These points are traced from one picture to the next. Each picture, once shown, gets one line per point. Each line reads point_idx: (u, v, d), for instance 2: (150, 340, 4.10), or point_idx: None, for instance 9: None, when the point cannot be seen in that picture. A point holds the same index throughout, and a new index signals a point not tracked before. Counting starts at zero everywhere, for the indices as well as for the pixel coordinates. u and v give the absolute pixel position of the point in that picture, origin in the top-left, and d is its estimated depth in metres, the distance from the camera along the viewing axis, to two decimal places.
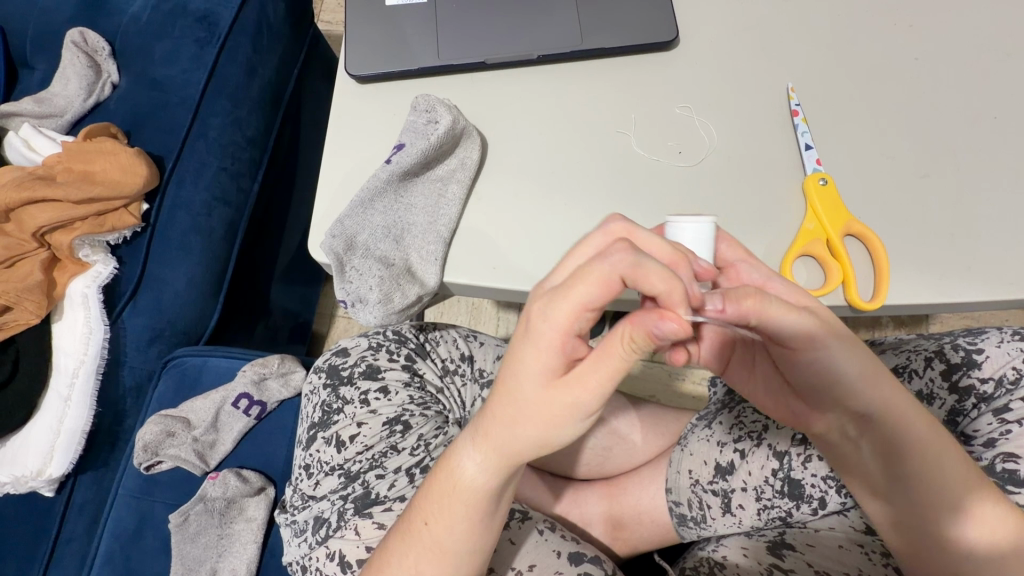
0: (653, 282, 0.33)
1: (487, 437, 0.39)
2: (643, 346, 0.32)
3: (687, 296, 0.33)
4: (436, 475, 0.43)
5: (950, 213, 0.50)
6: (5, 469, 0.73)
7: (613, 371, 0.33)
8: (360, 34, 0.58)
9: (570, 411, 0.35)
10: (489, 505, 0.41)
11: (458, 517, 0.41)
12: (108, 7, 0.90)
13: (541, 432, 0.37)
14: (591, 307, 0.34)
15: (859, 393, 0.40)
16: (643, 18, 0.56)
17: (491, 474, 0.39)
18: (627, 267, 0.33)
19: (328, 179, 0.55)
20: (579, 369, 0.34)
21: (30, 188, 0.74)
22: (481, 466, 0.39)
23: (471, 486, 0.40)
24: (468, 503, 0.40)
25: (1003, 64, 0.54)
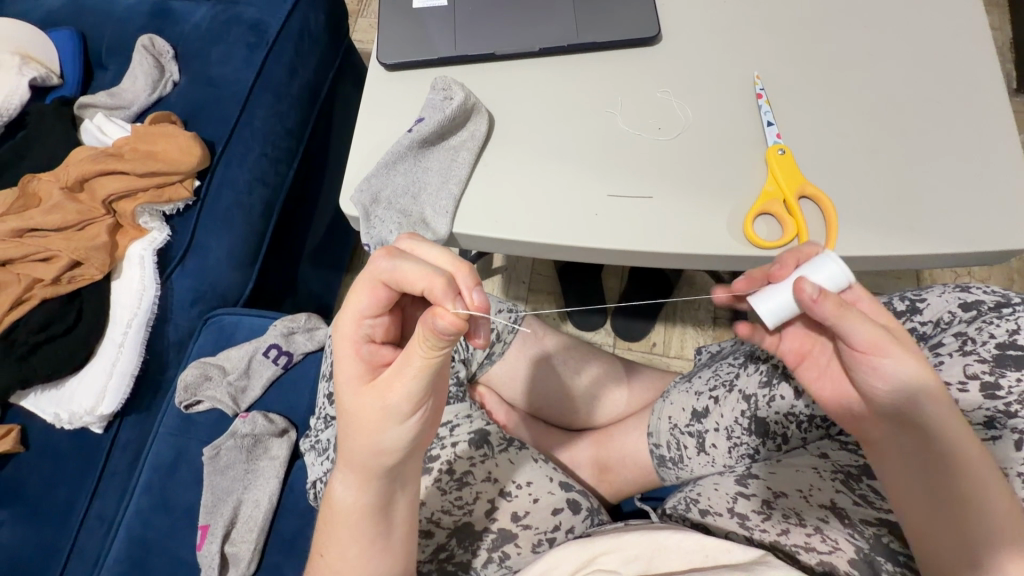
0: (411, 280, 0.40)
1: (351, 469, 0.44)
2: (424, 339, 0.38)
3: (448, 289, 0.39)
4: (329, 516, 0.47)
5: (891, 182, 0.58)
6: (62, 406, 0.82)
7: (411, 370, 0.39)
8: (390, 30, 0.68)
9: (387, 419, 0.41)
10: (378, 525, 0.46)
11: (349, 543, 0.46)
12: (174, 17, 1.04)
13: (383, 446, 0.42)
14: (371, 314, 0.43)
15: (918, 406, 0.44)
16: (629, 18, 0.66)
17: (358, 495, 0.45)
18: (387, 275, 0.41)
19: (360, 148, 0.65)
20: (385, 376, 0.40)
21: (103, 162, 0.86)
22: (347, 488, 0.45)
23: (347, 509, 0.46)
24: (353, 523, 0.46)
25: (938, 62, 0.63)
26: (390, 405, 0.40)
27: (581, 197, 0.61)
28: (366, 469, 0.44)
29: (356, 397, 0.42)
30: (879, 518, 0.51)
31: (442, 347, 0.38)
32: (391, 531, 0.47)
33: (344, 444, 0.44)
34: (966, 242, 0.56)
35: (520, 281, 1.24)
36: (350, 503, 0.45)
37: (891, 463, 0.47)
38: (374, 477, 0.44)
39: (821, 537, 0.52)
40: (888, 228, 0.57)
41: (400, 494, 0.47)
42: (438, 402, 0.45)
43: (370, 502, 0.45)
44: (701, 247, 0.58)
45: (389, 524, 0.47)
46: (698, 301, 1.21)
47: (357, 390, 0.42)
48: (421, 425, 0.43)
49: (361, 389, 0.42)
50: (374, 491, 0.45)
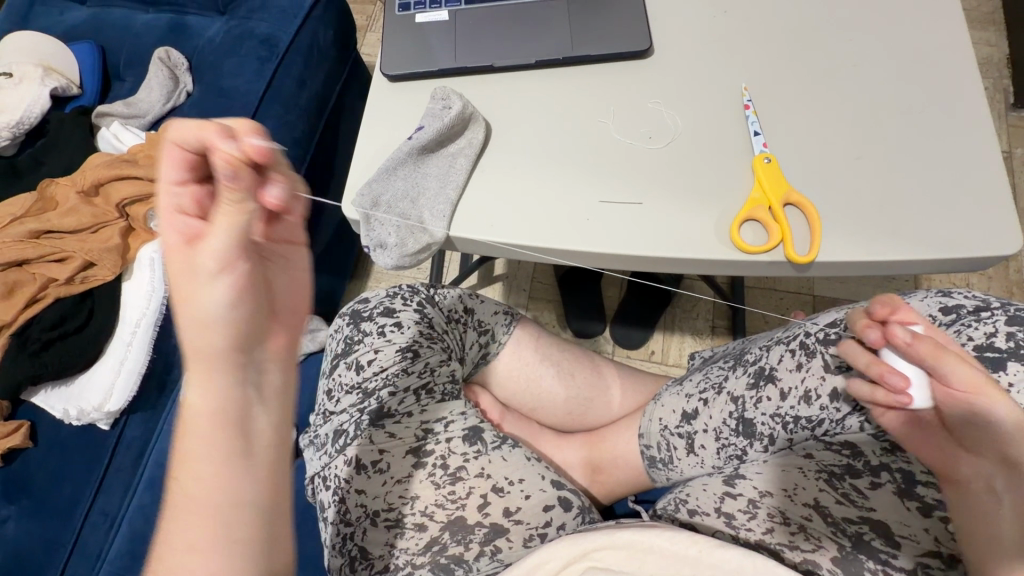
0: (190, 133, 0.37)
1: (198, 367, 0.38)
2: (226, 200, 0.37)
3: (249, 129, 0.39)
4: (178, 446, 0.39)
5: (876, 188, 0.60)
6: (71, 403, 0.85)
7: (235, 215, 0.37)
8: (394, 43, 0.72)
9: (227, 280, 0.37)
10: (235, 442, 0.39)
11: (206, 468, 0.38)
12: (190, 32, 1.08)
13: (223, 321, 0.38)
14: (177, 182, 0.39)
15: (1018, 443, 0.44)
16: (622, 33, 0.69)
17: (211, 396, 0.38)
18: (177, 134, 0.38)
19: (362, 155, 0.68)
20: (213, 229, 0.37)
21: (118, 167, 0.90)
22: (200, 391, 0.38)
23: (194, 414, 0.39)
24: (211, 423, 0.38)
25: (921, 76, 0.65)
26: (219, 275, 0.38)
27: (574, 202, 0.63)
28: (203, 360, 0.38)
29: (188, 261, 0.37)
30: (860, 516, 0.53)
31: (245, 200, 0.37)
32: (255, 449, 0.40)
33: (188, 337, 0.38)
34: (948, 248, 0.57)
35: (521, 288, 1.25)
36: (207, 410, 0.38)
37: (976, 498, 0.46)
38: (226, 366, 0.38)
39: (804, 535, 0.54)
40: (871, 234, 0.59)
41: (260, 406, 0.40)
42: (293, 304, 0.43)
43: (230, 402, 0.39)
44: (689, 251, 0.60)
45: (252, 445, 0.40)
46: (696, 310, 1.21)
47: (182, 257, 0.38)
48: (244, 289, 0.38)
49: (189, 253, 0.38)
50: (232, 385, 0.39)
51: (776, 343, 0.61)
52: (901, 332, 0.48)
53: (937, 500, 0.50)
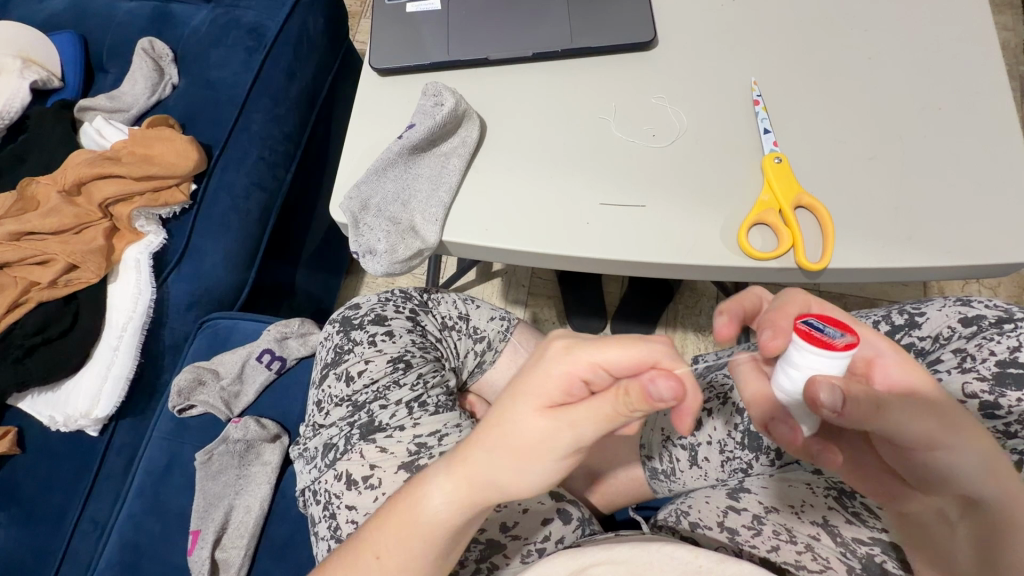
0: (554, 380, 0.40)
1: (460, 477, 0.43)
2: (637, 409, 0.37)
3: None
4: (395, 512, 0.46)
5: (896, 191, 0.57)
6: (60, 409, 0.83)
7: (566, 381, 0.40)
8: (384, 35, 0.68)
9: (540, 432, 0.40)
10: (439, 550, 0.46)
11: (417, 554, 0.45)
12: (174, 21, 1.04)
13: (527, 473, 0.41)
14: (620, 366, 0.39)
15: (955, 467, 0.39)
16: (625, 23, 0.65)
17: (455, 509, 0.44)
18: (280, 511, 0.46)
19: (350, 154, 0.65)
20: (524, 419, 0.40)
21: (100, 166, 0.87)
22: (446, 500, 0.44)
23: (429, 529, 0.44)
24: (405, 546, 0.45)
25: (940, 68, 0.61)
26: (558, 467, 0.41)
27: (573, 205, 0.60)
28: (524, 457, 0.41)
29: (511, 456, 0.41)
30: (872, 537, 0.51)
31: (641, 411, 0.37)
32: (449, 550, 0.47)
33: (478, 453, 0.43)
34: (971, 254, 0.54)
35: (520, 285, 1.22)
36: (438, 509, 0.44)
37: (932, 531, 0.43)
38: (470, 488, 0.43)
39: (812, 554, 0.51)
40: (894, 241, 0.55)
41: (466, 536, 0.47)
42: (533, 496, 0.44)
43: (459, 512, 0.44)
44: (696, 258, 0.57)
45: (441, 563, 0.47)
46: (699, 306, 1.18)
47: (528, 452, 0.41)
48: (466, 501, 0.44)
49: (527, 428, 0.40)
50: (464, 500, 0.44)
51: None
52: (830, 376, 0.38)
53: None
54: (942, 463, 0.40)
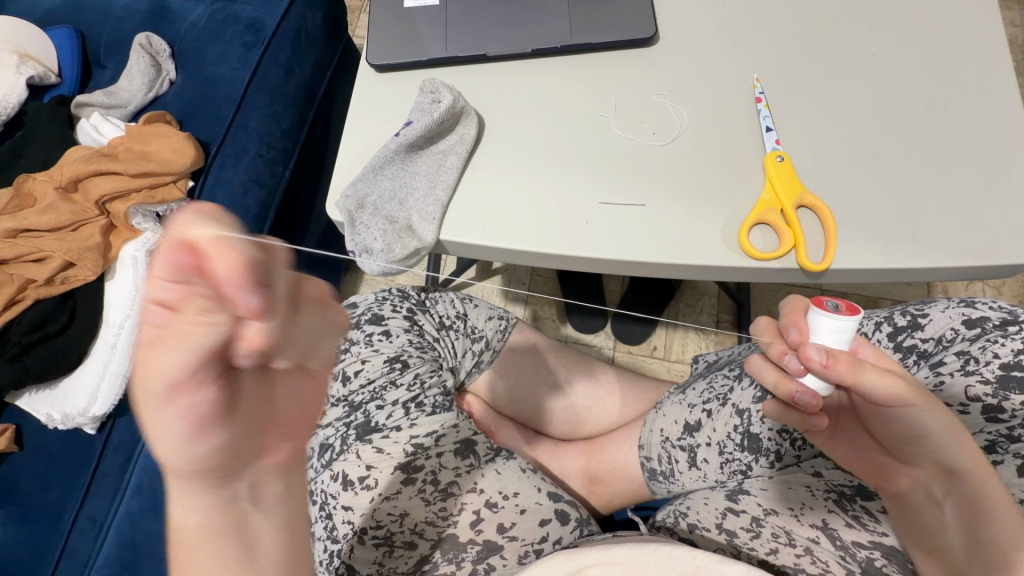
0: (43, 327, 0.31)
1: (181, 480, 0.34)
2: (240, 304, 0.30)
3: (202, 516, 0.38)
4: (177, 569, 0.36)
5: (900, 190, 0.56)
6: (57, 406, 0.82)
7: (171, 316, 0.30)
8: (381, 31, 0.67)
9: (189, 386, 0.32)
10: (232, 557, 0.36)
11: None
12: (171, 17, 1.03)
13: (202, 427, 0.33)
14: (168, 278, 0.29)
15: (946, 447, 0.44)
16: (626, 18, 0.64)
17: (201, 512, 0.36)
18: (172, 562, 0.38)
19: (346, 153, 0.64)
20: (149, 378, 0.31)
21: (96, 162, 0.86)
22: (184, 508, 0.35)
23: (201, 542, 0.36)
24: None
25: (945, 66, 0.60)
26: (204, 407, 0.32)
27: (571, 203, 0.59)
28: (181, 416, 0.32)
29: (171, 421, 0.32)
30: (872, 541, 0.50)
31: (214, 310, 0.30)
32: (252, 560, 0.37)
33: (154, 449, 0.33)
34: (976, 254, 0.53)
35: (519, 282, 1.20)
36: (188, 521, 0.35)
37: (922, 513, 0.46)
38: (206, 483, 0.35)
39: (811, 558, 0.50)
40: (898, 240, 0.54)
41: (261, 516, 0.38)
42: (293, 420, 0.39)
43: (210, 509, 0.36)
44: (697, 259, 0.56)
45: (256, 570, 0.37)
46: (700, 305, 1.18)
47: (163, 404, 0.31)
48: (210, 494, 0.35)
49: (172, 397, 0.31)
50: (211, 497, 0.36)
51: None
52: (816, 354, 0.43)
53: None
54: (942, 441, 0.44)
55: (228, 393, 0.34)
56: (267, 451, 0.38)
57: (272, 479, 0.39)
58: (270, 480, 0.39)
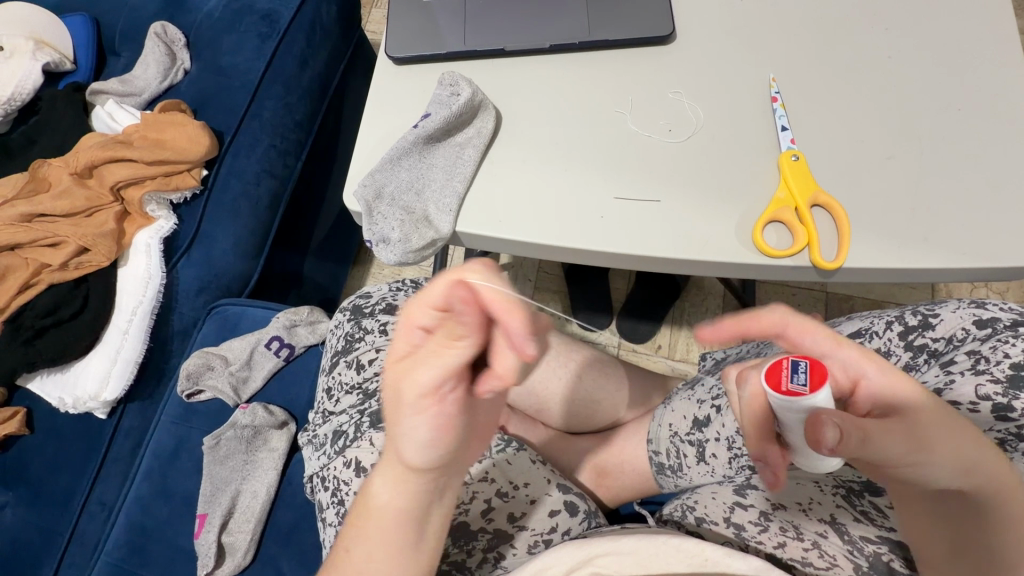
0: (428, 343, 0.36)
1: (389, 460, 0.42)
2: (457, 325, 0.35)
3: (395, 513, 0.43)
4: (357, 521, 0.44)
5: (913, 191, 0.57)
6: (68, 391, 0.84)
7: (426, 350, 0.36)
8: (400, 24, 0.67)
9: (419, 380, 0.36)
10: (413, 529, 0.44)
11: (376, 542, 0.43)
12: (186, 7, 1.03)
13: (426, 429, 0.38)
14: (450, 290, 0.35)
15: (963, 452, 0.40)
16: (644, 16, 0.64)
17: (397, 492, 0.42)
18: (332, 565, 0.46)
19: (363, 144, 0.65)
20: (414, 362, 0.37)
21: (113, 149, 0.87)
22: (384, 486, 0.42)
23: (393, 516, 0.43)
24: (393, 551, 0.43)
25: (961, 69, 0.61)
26: (448, 414, 0.38)
27: (587, 198, 0.60)
28: (397, 406, 0.38)
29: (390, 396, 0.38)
30: (880, 535, 0.50)
31: (465, 339, 0.35)
32: (420, 537, 0.44)
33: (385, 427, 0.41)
34: (987, 255, 0.54)
35: (527, 278, 1.21)
36: (384, 497, 0.43)
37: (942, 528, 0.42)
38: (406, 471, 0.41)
39: (818, 551, 0.51)
40: (911, 241, 0.55)
41: (439, 508, 0.44)
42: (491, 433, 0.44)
43: (402, 496, 0.42)
44: (711, 255, 0.57)
45: (425, 528, 0.44)
46: (705, 304, 1.17)
47: (423, 406, 0.37)
48: (402, 481, 0.42)
49: (405, 398, 0.37)
50: (411, 483, 0.42)
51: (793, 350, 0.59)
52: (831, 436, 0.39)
53: None
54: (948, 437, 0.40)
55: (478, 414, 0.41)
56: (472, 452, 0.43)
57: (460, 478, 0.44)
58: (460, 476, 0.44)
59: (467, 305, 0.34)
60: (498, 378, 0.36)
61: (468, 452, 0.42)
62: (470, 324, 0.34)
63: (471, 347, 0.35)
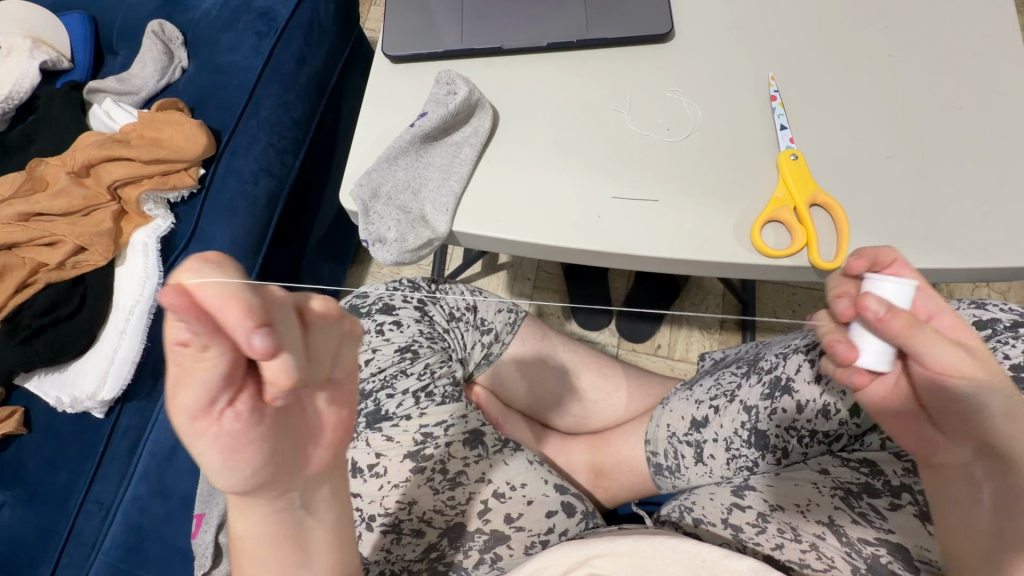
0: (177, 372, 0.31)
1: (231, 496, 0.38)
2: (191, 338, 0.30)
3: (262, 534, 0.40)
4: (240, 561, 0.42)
5: (914, 191, 0.56)
6: (66, 390, 0.84)
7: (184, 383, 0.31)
8: (397, 22, 0.67)
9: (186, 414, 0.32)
10: (291, 551, 0.41)
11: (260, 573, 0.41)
12: (184, 5, 1.02)
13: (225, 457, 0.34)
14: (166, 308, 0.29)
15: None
16: (642, 14, 0.64)
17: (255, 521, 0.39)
18: None
19: (360, 143, 0.64)
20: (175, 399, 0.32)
21: (109, 148, 0.87)
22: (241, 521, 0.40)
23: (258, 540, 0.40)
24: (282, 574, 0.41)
25: (962, 67, 0.60)
26: (235, 435, 0.33)
27: (585, 198, 0.60)
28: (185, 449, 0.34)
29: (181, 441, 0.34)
30: (878, 538, 0.49)
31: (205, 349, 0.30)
32: (307, 557, 0.42)
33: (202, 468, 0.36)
34: (989, 255, 0.54)
35: (525, 278, 1.21)
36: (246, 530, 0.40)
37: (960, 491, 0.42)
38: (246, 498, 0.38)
39: (815, 553, 0.51)
40: (912, 242, 0.55)
41: (314, 520, 0.42)
42: (324, 432, 0.40)
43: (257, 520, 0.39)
44: (709, 255, 0.56)
45: (306, 542, 0.42)
46: (705, 303, 1.16)
47: (200, 434, 0.32)
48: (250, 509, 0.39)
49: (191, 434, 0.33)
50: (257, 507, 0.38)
51: (794, 351, 0.58)
52: (875, 303, 0.40)
53: None
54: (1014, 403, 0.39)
55: (281, 418, 0.36)
56: (304, 458, 0.39)
57: (320, 484, 0.41)
58: (316, 483, 0.41)
59: (182, 312, 0.29)
60: (275, 383, 0.32)
61: (299, 458, 0.38)
62: (203, 333, 0.30)
63: (222, 356, 0.31)
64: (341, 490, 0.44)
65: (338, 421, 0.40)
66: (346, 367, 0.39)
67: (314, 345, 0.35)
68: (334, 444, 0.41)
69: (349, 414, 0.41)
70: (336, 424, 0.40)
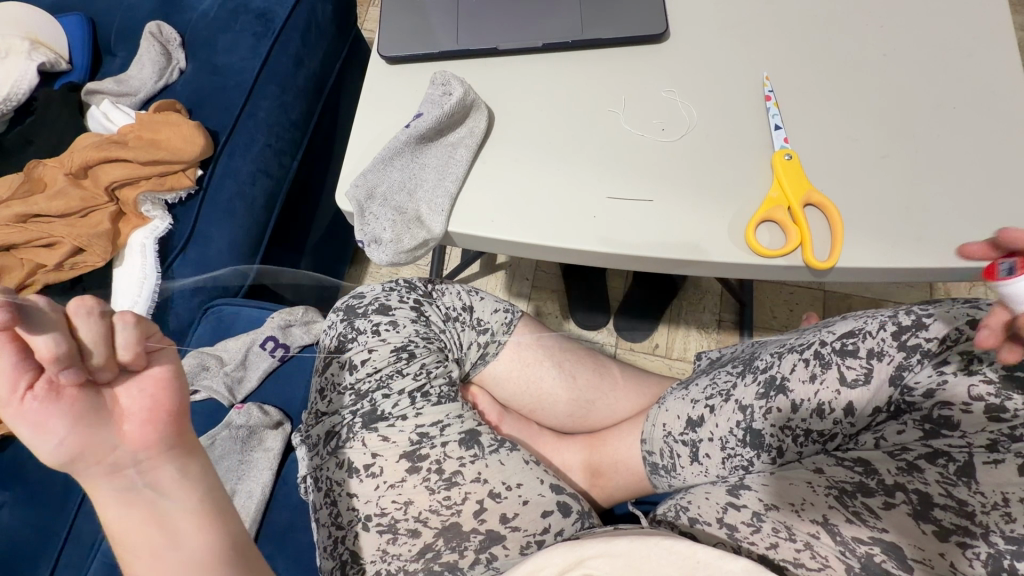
0: None
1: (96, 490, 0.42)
2: None
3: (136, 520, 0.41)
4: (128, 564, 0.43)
5: (908, 191, 0.56)
6: None
7: None
8: (393, 23, 0.67)
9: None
10: (158, 531, 0.41)
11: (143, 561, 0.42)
12: (182, 7, 1.03)
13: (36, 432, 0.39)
14: None
15: None
16: (637, 14, 0.64)
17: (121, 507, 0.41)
18: None
19: (355, 144, 0.64)
20: None
21: (106, 149, 0.87)
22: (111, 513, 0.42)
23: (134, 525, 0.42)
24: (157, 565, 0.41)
25: (956, 67, 0.60)
26: (39, 411, 0.39)
27: (579, 198, 0.60)
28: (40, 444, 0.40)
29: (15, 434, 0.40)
30: (872, 537, 0.49)
31: None
32: (174, 538, 0.42)
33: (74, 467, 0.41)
34: None
35: (524, 278, 1.21)
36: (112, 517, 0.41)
37: None
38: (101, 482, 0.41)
39: (810, 552, 0.51)
40: (906, 241, 0.55)
41: (169, 502, 0.42)
42: (143, 411, 0.41)
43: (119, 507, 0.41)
44: (702, 255, 0.57)
45: (171, 526, 0.42)
46: (704, 303, 1.17)
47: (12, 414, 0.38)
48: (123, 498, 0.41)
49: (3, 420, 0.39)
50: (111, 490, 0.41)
51: (789, 351, 0.59)
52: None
53: (954, 524, 0.47)
54: None
55: (90, 398, 0.40)
56: (125, 435, 0.41)
57: (163, 463, 0.42)
58: (157, 464, 0.42)
59: None
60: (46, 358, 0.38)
61: (117, 435, 0.41)
62: None
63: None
64: (194, 472, 0.44)
65: (159, 399, 0.42)
66: (138, 348, 0.42)
67: (84, 332, 0.40)
68: (157, 425, 0.42)
69: (169, 389, 0.43)
70: (156, 403, 0.42)
